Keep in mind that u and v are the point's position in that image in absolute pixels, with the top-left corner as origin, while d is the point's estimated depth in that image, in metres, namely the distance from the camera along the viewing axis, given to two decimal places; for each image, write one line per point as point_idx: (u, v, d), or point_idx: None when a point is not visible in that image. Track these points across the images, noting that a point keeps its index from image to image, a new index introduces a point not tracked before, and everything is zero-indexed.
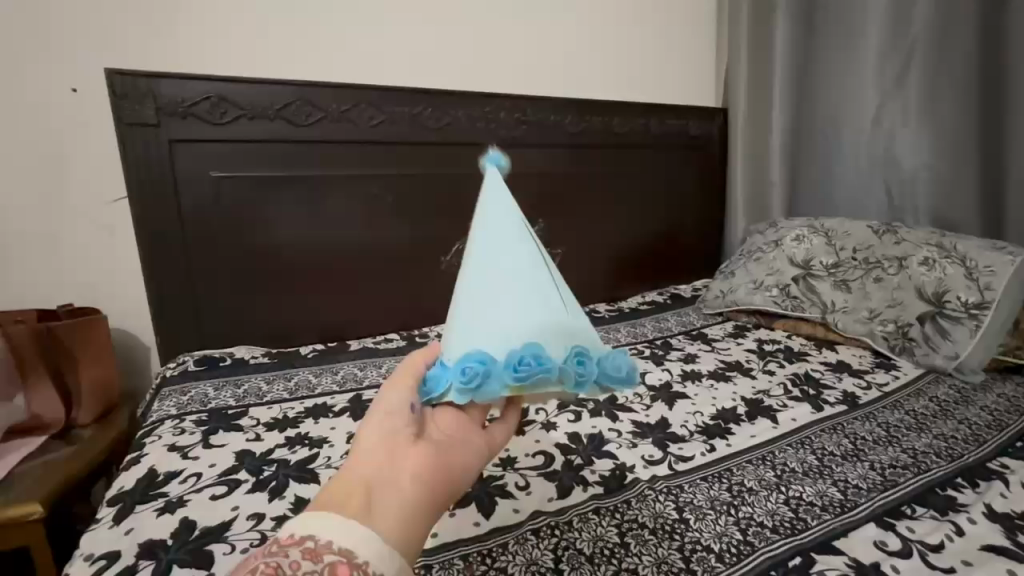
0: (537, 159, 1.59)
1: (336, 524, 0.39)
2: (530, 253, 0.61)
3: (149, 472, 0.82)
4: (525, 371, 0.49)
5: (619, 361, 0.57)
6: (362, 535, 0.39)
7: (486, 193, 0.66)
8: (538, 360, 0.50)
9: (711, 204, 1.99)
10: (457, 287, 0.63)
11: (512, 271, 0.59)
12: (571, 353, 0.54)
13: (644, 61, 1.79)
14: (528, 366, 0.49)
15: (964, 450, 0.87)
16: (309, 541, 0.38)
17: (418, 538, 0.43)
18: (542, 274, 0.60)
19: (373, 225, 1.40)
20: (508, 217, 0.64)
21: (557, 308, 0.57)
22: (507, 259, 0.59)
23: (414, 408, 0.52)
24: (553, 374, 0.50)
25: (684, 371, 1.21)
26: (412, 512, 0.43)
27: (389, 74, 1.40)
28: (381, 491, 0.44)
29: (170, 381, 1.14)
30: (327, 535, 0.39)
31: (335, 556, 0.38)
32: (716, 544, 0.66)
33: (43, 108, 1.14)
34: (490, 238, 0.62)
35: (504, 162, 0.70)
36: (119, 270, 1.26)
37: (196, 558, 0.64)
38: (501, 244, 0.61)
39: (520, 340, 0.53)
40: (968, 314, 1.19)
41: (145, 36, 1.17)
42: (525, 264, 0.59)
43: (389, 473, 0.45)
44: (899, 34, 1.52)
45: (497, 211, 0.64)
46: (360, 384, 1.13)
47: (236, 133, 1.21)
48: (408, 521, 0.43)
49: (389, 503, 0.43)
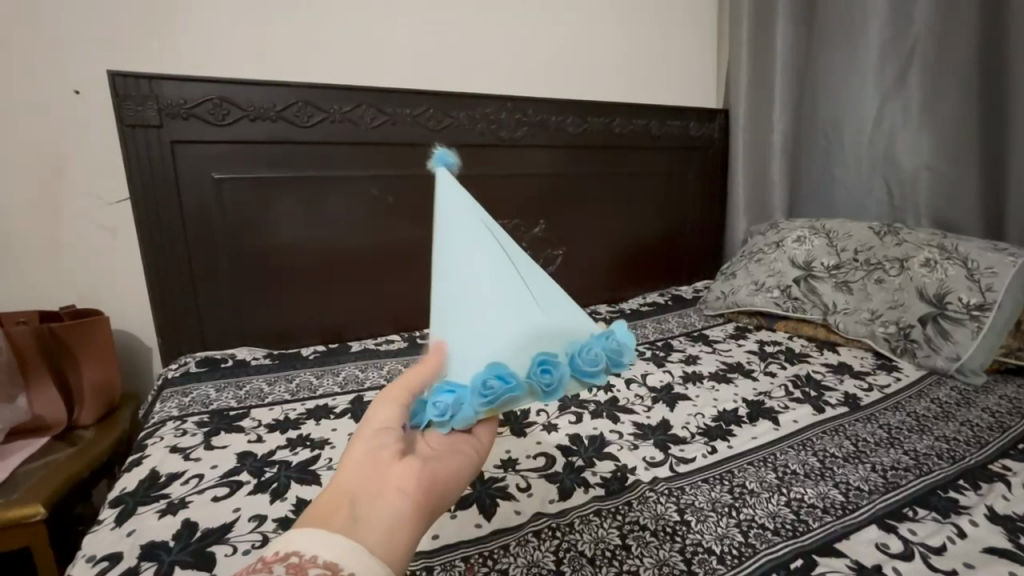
0: (537, 160, 1.59)
1: (319, 539, 0.39)
2: (494, 249, 0.61)
3: (150, 473, 0.82)
4: (491, 395, 0.50)
5: (592, 351, 0.55)
6: (346, 548, 0.39)
7: (441, 199, 0.66)
8: (502, 379, 0.51)
9: (711, 205, 1.99)
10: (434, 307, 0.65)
11: (480, 277, 0.59)
12: (536, 359, 0.53)
13: (644, 62, 1.79)
14: (493, 389, 0.50)
15: (966, 452, 0.87)
16: (294, 557, 0.38)
17: (406, 550, 0.42)
18: (505, 274, 0.59)
19: (374, 226, 1.41)
20: (466, 214, 0.64)
21: (526, 312, 0.57)
22: (473, 264, 0.60)
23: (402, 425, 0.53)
24: (520, 390, 0.51)
25: (686, 373, 1.21)
26: (399, 523, 0.42)
27: (391, 75, 1.40)
28: (367, 503, 0.43)
29: (171, 382, 1.14)
30: (311, 550, 0.39)
31: (320, 569, 0.37)
32: (717, 546, 0.66)
33: (46, 109, 1.14)
34: (453, 242, 0.62)
35: (452, 159, 0.68)
36: (121, 272, 1.26)
37: (198, 559, 0.64)
38: (463, 246, 0.61)
39: (489, 360, 0.54)
40: (970, 316, 1.18)
41: (147, 37, 1.17)
42: (490, 264, 0.60)
43: (376, 484, 0.44)
44: (900, 36, 1.53)
45: (454, 212, 0.64)
46: (361, 386, 1.13)
47: (238, 134, 1.22)
48: (395, 533, 0.42)
49: (375, 515, 0.42)
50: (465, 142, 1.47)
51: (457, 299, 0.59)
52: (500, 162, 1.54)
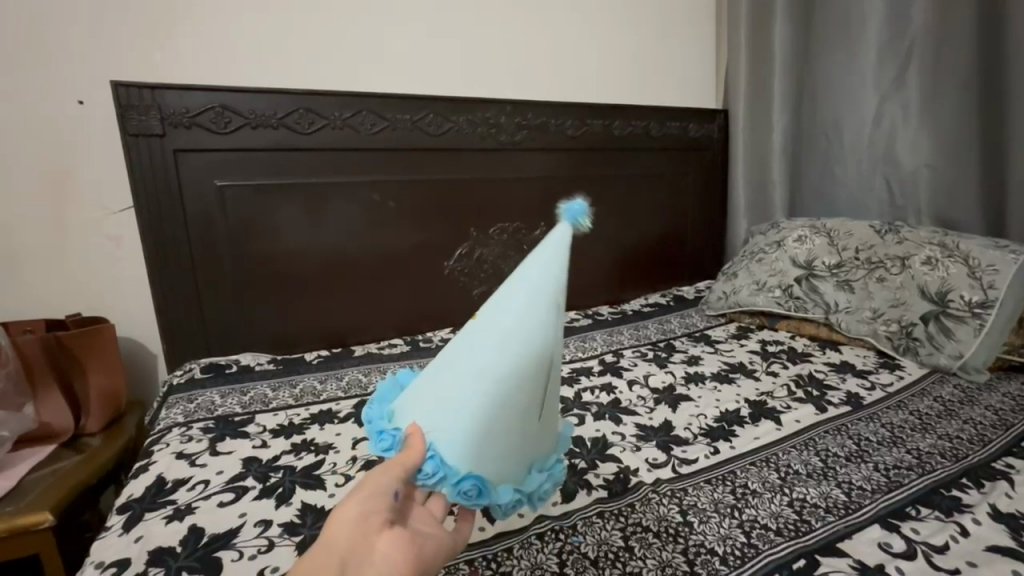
0: (538, 164, 1.60)
1: None
2: (521, 352, 0.52)
3: (157, 479, 0.83)
4: (464, 495, 0.47)
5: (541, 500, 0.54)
6: None
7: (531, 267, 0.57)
8: (480, 488, 0.48)
9: (712, 205, 1.99)
10: (455, 341, 0.57)
11: (495, 383, 0.51)
12: (508, 485, 0.51)
13: (643, 63, 1.80)
14: (469, 493, 0.47)
15: (968, 451, 0.87)
16: None
17: None
18: (506, 394, 0.51)
19: (376, 232, 1.42)
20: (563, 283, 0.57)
21: (494, 438, 0.50)
22: (528, 339, 0.53)
23: (396, 494, 0.43)
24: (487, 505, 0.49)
25: (687, 373, 1.21)
26: None
27: (391, 81, 1.41)
28: (356, 566, 0.38)
29: (177, 388, 1.15)
30: None
31: None
32: (720, 546, 0.66)
33: (51, 120, 1.15)
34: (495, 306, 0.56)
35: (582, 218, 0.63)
36: (126, 280, 1.27)
37: (205, 565, 0.65)
38: (510, 329, 0.53)
39: (463, 454, 0.48)
40: (972, 313, 1.18)
41: (149, 48, 1.19)
42: (546, 347, 0.55)
43: (365, 547, 0.39)
44: (896, 39, 1.54)
45: (552, 271, 0.57)
46: (364, 390, 1.14)
47: (240, 142, 1.23)
48: None
49: None
50: (465, 147, 1.48)
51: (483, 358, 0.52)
52: (501, 166, 1.55)
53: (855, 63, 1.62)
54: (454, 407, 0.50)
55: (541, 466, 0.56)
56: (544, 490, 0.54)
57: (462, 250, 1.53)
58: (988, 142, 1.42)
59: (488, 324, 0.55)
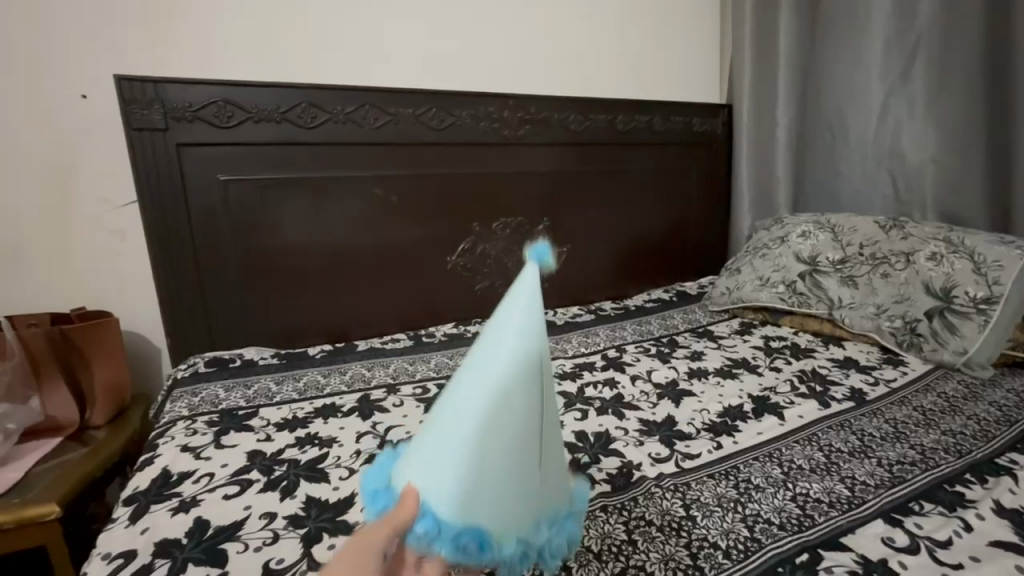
0: (541, 158, 1.60)
1: None
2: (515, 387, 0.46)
3: (162, 471, 0.83)
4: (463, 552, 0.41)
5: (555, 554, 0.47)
6: None
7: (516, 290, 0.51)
8: (482, 544, 0.42)
9: (716, 200, 1.98)
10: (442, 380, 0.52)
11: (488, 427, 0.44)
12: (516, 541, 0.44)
13: (647, 57, 1.78)
14: (470, 549, 0.41)
15: (972, 447, 0.87)
16: None
17: None
18: (504, 437, 0.45)
19: (379, 226, 1.41)
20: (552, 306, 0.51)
21: (492, 491, 0.44)
22: (521, 371, 0.46)
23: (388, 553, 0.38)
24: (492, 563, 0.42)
25: (690, 369, 1.21)
26: None
27: (393, 74, 1.41)
28: None
29: (181, 381, 1.15)
30: None
31: None
32: (723, 540, 0.66)
33: (54, 114, 1.15)
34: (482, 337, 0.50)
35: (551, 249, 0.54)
36: (130, 274, 1.28)
37: (211, 556, 0.65)
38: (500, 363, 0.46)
39: (459, 510, 0.42)
40: (977, 309, 1.17)
41: (151, 42, 1.19)
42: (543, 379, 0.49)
43: None
44: (901, 34, 1.52)
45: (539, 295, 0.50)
46: (368, 384, 1.15)
47: (243, 136, 1.23)
48: None
49: None
50: (468, 141, 1.47)
51: (475, 392, 0.46)
52: (503, 160, 1.54)
53: (861, 58, 1.61)
54: (445, 456, 0.44)
55: (552, 519, 0.48)
56: (556, 544, 0.47)
57: (464, 245, 1.53)
58: (994, 138, 1.41)
59: (476, 359, 0.49)
